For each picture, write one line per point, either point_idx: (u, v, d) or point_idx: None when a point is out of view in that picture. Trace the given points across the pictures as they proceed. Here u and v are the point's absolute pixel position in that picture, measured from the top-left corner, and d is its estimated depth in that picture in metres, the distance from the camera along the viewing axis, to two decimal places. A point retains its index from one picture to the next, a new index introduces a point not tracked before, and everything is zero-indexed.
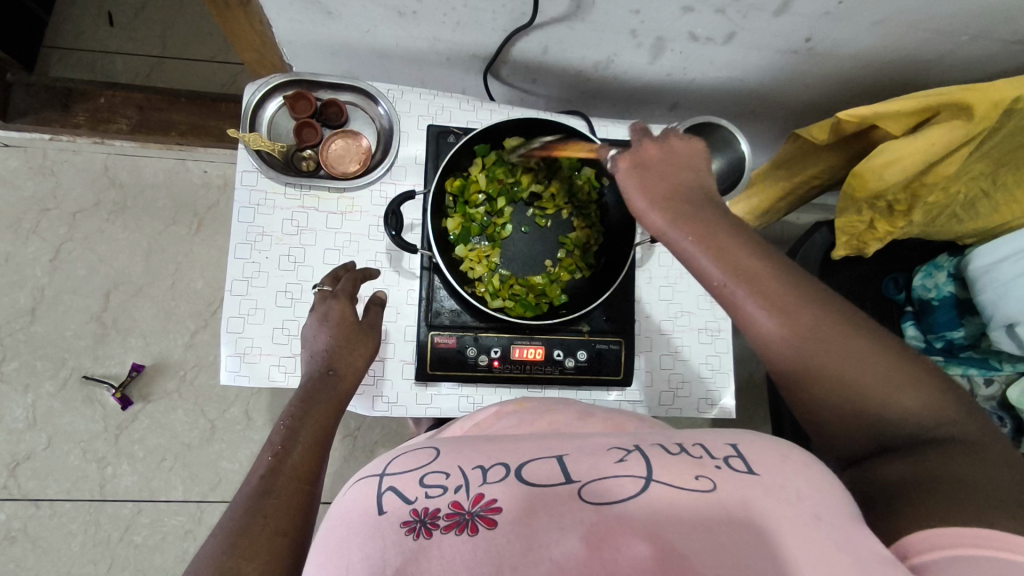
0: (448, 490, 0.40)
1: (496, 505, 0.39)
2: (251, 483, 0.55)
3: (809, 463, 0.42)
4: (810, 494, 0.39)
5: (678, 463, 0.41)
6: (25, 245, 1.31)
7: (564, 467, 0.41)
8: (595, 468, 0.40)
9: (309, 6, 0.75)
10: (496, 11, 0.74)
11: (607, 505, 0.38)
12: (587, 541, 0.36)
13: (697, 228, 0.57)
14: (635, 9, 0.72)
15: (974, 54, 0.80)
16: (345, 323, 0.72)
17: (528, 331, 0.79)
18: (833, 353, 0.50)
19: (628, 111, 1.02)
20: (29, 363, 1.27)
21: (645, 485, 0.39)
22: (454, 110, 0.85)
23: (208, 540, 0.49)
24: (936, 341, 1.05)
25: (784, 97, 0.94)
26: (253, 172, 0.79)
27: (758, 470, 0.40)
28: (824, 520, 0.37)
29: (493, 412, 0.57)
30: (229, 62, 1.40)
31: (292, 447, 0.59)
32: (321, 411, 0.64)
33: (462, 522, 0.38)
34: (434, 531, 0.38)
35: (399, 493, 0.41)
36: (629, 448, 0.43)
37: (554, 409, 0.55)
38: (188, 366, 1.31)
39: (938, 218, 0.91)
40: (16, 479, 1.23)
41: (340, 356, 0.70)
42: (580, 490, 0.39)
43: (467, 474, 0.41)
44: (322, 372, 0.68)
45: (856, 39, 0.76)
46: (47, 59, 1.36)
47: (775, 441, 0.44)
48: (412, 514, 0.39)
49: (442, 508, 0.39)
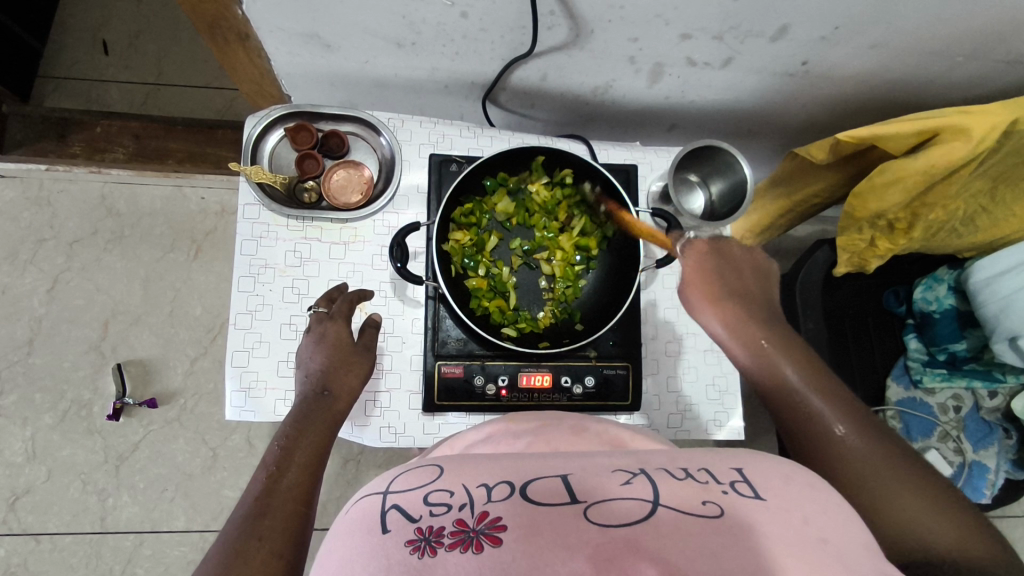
0: (453, 508, 0.39)
1: (501, 523, 0.37)
2: (245, 505, 0.54)
3: (813, 484, 0.40)
4: (817, 517, 0.37)
5: (684, 486, 0.39)
6: (22, 276, 1.30)
7: (568, 487, 0.39)
8: (598, 488, 0.39)
9: (308, 40, 0.75)
10: (495, 42, 0.74)
11: (613, 526, 0.36)
12: (593, 563, 0.34)
13: (750, 333, 0.65)
14: (633, 37, 0.72)
15: (971, 73, 0.80)
16: (342, 343, 0.72)
17: (535, 358, 0.79)
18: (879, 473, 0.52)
19: (626, 133, 1.02)
20: (27, 396, 1.26)
21: (651, 510, 0.37)
22: (455, 137, 0.85)
23: (199, 569, 0.48)
24: (938, 353, 1.05)
25: (782, 117, 0.94)
26: (255, 205, 0.79)
27: (765, 494, 0.38)
28: (829, 542, 0.35)
29: (490, 431, 0.56)
30: (224, 88, 1.40)
31: (290, 465, 0.59)
32: (317, 430, 0.64)
33: (466, 540, 0.36)
34: (438, 551, 0.36)
35: (403, 512, 0.39)
36: (635, 470, 0.41)
37: (550, 428, 0.54)
38: (189, 394, 1.30)
39: (939, 234, 0.91)
40: (16, 514, 1.22)
41: (334, 376, 0.70)
42: (585, 510, 0.38)
43: (472, 493, 0.40)
44: (317, 393, 0.67)
45: (853, 61, 0.77)
46: (41, 89, 1.36)
47: (778, 460, 0.43)
48: (417, 532, 0.37)
49: (446, 526, 0.37)
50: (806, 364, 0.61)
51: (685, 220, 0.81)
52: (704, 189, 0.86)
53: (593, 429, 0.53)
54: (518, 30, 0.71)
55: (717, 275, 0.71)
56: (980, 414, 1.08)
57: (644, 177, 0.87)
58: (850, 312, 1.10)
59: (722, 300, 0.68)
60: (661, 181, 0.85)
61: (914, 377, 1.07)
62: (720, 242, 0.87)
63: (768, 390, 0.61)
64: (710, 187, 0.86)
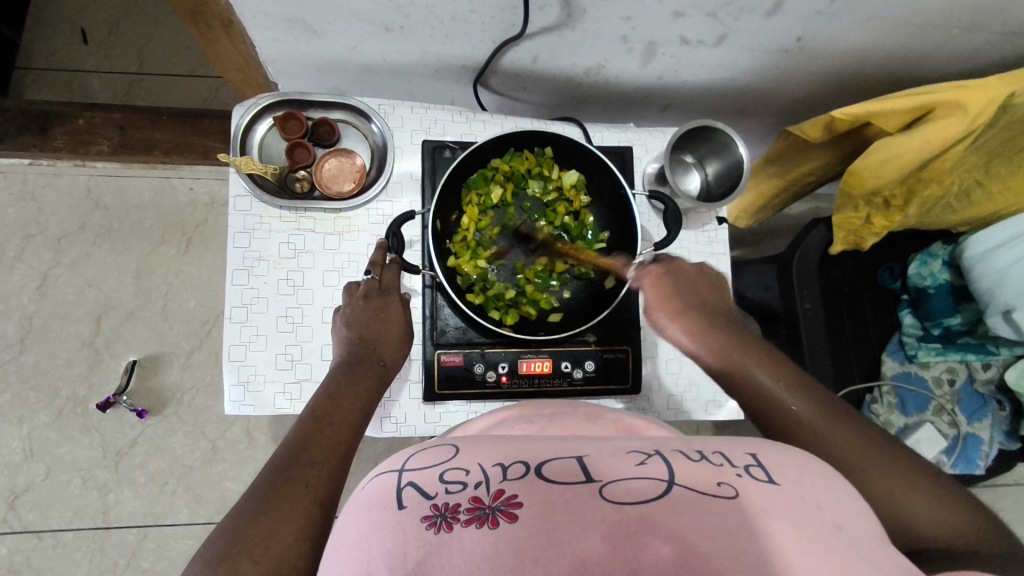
0: (468, 486, 0.38)
1: (516, 500, 0.37)
2: (285, 451, 0.57)
3: (827, 473, 0.41)
4: (831, 504, 0.37)
5: (699, 470, 0.39)
6: (11, 274, 1.28)
7: (584, 466, 0.39)
8: (614, 469, 0.39)
9: (294, 25, 0.73)
10: (485, 23, 0.73)
11: (628, 504, 0.36)
12: (609, 539, 0.34)
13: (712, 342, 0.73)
14: (626, 16, 0.71)
15: (967, 45, 0.79)
16: (353, 325, 0.72)
17: (535, 344, 0.79)
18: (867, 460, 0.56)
19: (619, 114, 1.01)
20: (22, 394, 1.25)
21: (667, 488, 0.37)
22: (447, 122, 0.84)
23: (241, 502, 0.52)
24: (934, 328, 1.05)
25: (777, 94, 0.93)
26: (245, 197, 0.78)
27: (779, 479, 0.38)
28: (844, 529, 0.36)
29: (499, 419, 0.54)
30: (209, 76, 1.37)
31: (328, 423, 0.61)
32: (354, 396, 0.65)
33: (482, 516, 0.36)
34: (454, 526, 0.36)
35: (419, 489, 0.39)
36: (648, 452, 0.41)
37: (565, 414, 0.53)
38: (186, 388, 1.29)
39: (933, 209, 0.91)
40: (16, 512, 1.22)
41: (385, 346, 0.72)
42: (600, 487, 0.37)
43: (488, 472, 0.40)
44: (373, 359, 0.70)
45: (848, 35, 0.76)
46: (20, 81, 1.33)
47: (791, 450, 0.43)
48: (432, 508, 0.37)
49: (462, 502, 0.37)
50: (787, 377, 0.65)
51: (681, 200, 0.80)
52: (700, 169, 0.86)
53: (600, 419, 0.53)
54: (507, 11, 0.70)
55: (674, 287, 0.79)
56: (974, 387, 1.10)
57: (639, 158, 0.86)
58: (846, 289, 1.10)
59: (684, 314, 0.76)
60: (656, 163, 0.84)
61: (909, 352, 1.07)
62: (715, 222, 0.86)
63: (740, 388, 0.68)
64: (706, 168, 0.85)
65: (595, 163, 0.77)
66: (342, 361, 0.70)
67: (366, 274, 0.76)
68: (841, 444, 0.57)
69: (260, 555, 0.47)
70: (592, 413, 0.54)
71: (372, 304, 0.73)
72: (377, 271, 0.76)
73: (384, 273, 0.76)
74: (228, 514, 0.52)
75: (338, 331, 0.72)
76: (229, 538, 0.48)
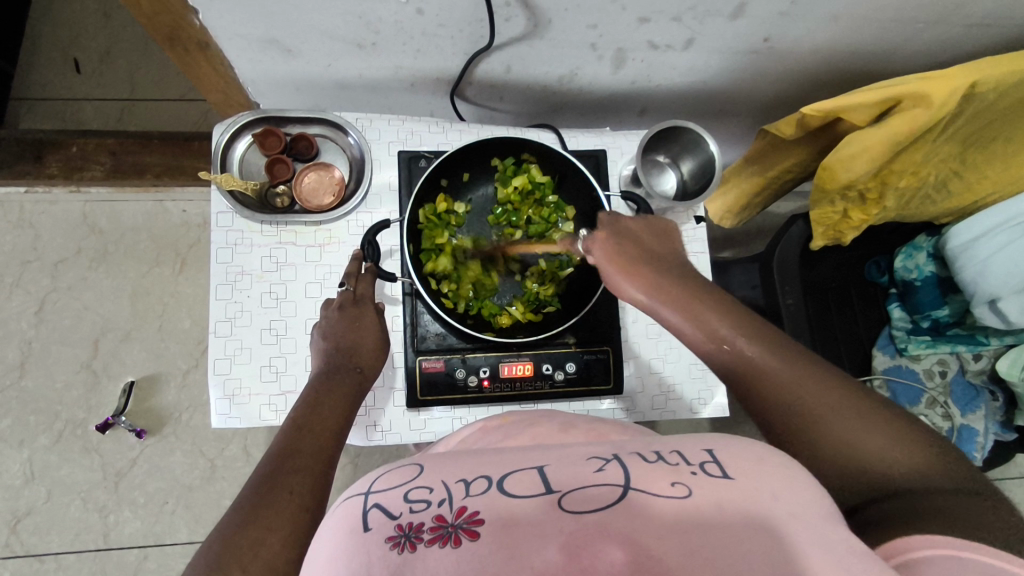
0: (432, 504, 0.38)
1: (479, 517, 0.37)
2: (267, 461, 0.58)
3: (785, 464, 0.40)
4: (785, 494, 0.37)
5: (656, 471, 0.39)
6: (9, 300, 1.31)
7: (545, 478, 0.39)
8: (574, 478, 0.39)
9: (268, 46, 0.75)
10: (454, 37, 0.75)
11: (588, 512, 0.36)
12: (565, 551, 0.34)
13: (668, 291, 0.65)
14: (591, 24, 0.72)
15: (934, 38, 0.80)
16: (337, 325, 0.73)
17: (516, 348, 0.79)
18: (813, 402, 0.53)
19: (597, 120, 1.03)
20: (22, 418, 1.27)
21: (623, 495, 0.37)
22: (425, 133, 0.85)
23: (228, 513, 0.53)
24: (922, 321, 1.06)
25: (751, 94, 0.95)
26: (227, 213, 0.79)
27: (734, 474, 0.38)
28: (799, 518, 0.36)
29: (478, 429, 0.55)
30: (199, 99, 1.40)
31: (308, 431, 0.62)
32: (334, 404, 0.66)
33: (445, 535, 0.36)
34: (418, 546, 0.35)
35: (385, 509, 0.38)
36: (607, 457, 0.41)
37: (540, 424, 0.53)
38: (184, 407, 1.30)
39: (912, 201, 0.91)
40: (18, 536, 1.23)
41: (362, 351, 0.73)
42: (559, 499, 0.37)
43: (450, 488, 0.39)
44: (350, 366, 0.71)
45: (813, 34, 0.77)
46: (16, 112, 1.36)
47: (752, 441, 0.42)
48: (396, 529, 0.37)
49: (425, 522, 0.37)
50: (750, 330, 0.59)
51: (656, 202, 0.81)
52: (675, 168, 0.87)
53: (576, 425, 0.53)
54: (475, 23, 0.71)
55: (632, 245, 0.71)
56: (966, 378, 1.09)
57: (615, 162, 0.87)
58: (832, 285, 1.11)
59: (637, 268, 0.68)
60: (631, 165, 0.85)
61: (898, 345, 1.07)
62: (693, 221, 0.86)
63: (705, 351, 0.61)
64: (681, 167, 0.86)
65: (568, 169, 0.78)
66: (326, 369, 0.71)
67: (341, 285, 0.76)
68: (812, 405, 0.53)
69: (246, 561, 0.48)
70: (564, 423, 0.53)
71: (346, 314, 0.74)
72: (350, 283, 0.77)
73: (357, 284, 0.77)
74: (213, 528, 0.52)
75: (316, 342, 0.73)
76: (213, 549, 0.49)
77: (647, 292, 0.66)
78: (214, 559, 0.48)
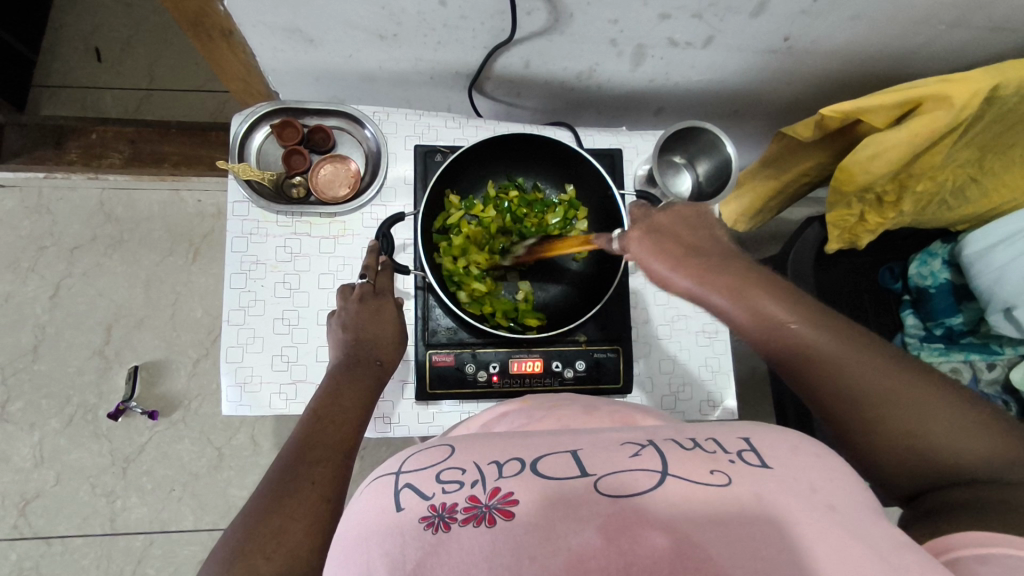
0: (465, 485, 0.38)
1: (513, 497, 0.36)
2: (287, 452, 0.58)
3: (823, 452, 0.39)
4: (825, 484, 0.36)
5: (692, 459, 0.38)
6: (25, 284, 1.32)
7: (578, 460, 0.38)
8: (608, 461, 0.38)
9: (291, 35, 0.76)
10: (476, 29, 0.75)
11: (623, 496, 0.35)
12: (604, 533, 0.33)
13: (726, 279, 0.53)
14: (612, 19, 0.73)
15: (956, 41, 0.80)
16: (360, 317, 0.73)
17: (526, 344, 0.79)
18: (911, 397, 0.49)
19: (613, 119, 1.03)
20: (34, 401, 1.28)
21: (660, 480, 0.36)
22: (441, 128, 0.86)
23: (249, 504, 0.53)
24: (936, 328, 1.05)
25: (769, 96, 0.94)
26: (244, 202, 0.80)
27: (772, 463, 0.37)
28: (838, 510, 0.34)
29: (502, 413, 0.53)
30: (217, 91, 1.41)
31: (330, 422, 0.62)
32: (354, 396, 0.66)
33: (478, 514, 0.36)
34: (452, 525, 0.35)
35: (417, 490, 0.38)
36: (642, 442, 0.40)
37: (562, 406, 0.52)
38: (193, 395, 1.31)
39: (929, 206, 0.91)
40: (27, 519, 1.23)
41: (382, 344, 0.73)
42: (595, 482, 0.36)
43: (483, 470, 0.39)
44: (371, 361, 0.71)
45: (833, 34, 0.77)
46: (37, 98, 1.38)
47: (788, 431, 0.41)
48: (429, 508, 0.36)
49: (459, 501, 0.36)
50: (814, 313, 0.52)
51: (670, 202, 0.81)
52: (690, 170, 0.86)
53: (605, 409, 0.52)
54: (497, 16, 0.72)
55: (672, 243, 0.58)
56: (980, 388, 1.04)
57: (630, 161, 0.87)
58: (846, 289, 1.11)
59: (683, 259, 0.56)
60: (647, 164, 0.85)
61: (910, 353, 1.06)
62: None
63: (766, 344, 0.53)
64: (697, 168, 0.86)
65: (580, 165, 0.78)
66: (347, 359, 0.70)
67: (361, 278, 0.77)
68: (864, 388, 0.50)
69: (270, 551, 0.48)
70: (587, 404, 0.53)
71: (367, 306, 0.75)
72: (370, 275, 0.77)
73: (378, 278, 0.77)
74: (236, 517, 0.52)
75: (334, 333, 0.73)
76: (235, 539, 0.49)
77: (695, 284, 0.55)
78: (239, 545, 0.49)
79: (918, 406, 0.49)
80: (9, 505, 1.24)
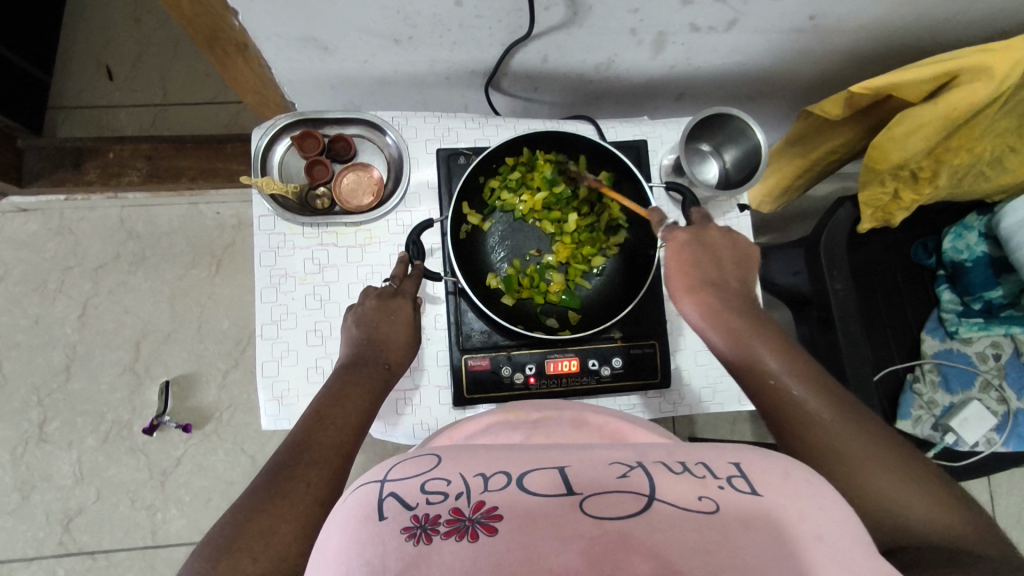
0: (449, 497, 0.36)
1: (496, 513, 0.35)
2: (283, 450, 0.58)
3: (811, 479, 0.37)
4: (814, 514, 0.34)
5: (682, 481, 0.37)
6: (53, 305, 1.33)
7: (566, 480, 0.37)
8: (596, 480, 0.37)
9: (305, 44, 0.75)
10: (492, 27, 0.74)
11: (607, 519, 0.34)
12: (587, 556, 0.33)
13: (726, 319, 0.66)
14: (632, 9, 0.71)
15: (991, 9, 0.77)
16: (378, 320, 0.73)
17: (561, 343, 0.78)
18: (880, 463, 0.53)
19: (632, 108, 1.01)
20: (70, 420, 1.29)
21: (647, 503, 0.35)
22: (461, 129, 0.84)
23: (243, 497, 0.53)
24: (974, 302, 1.02)
25: (794, 75, 0.92)
26: (269, 216, 0.79)
27: (762, 491, 0.36)
28: (826, 541, 0.33)
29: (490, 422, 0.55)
30: (229, 101, 1.41)
31: (331, 425, 0.62)
32: (358, 398, 0.66)
33: (461, 529, 0.34)
34: (433, 538, 0.34)
35: (400, 499, 0.37)
36: (631, 462, 0.39)
37: (551, 422, 0.53)
38: (224, 406, 1.32)
39: (965, 179, 0.88)
40: (71, 535, 1.26)
41: (389, 348, 0.73)
42: (581, 501, 0.35)
43: (469, 482, 0.38)
44: (379, 364, 0.71)
45: (860, 10, 0.74)
46: (53, 119, 1.38)
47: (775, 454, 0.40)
48: (412, 520, 0.35)
49: (442, 514, 0.35)
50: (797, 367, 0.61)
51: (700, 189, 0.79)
52: (716, 157, 0.85)
53: (594, 424, 0.53)
54: (515, 13, 0.70)
55: (701, 261, 0.71)
56: None
57: (655, 151, 0.85)
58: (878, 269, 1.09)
59: (701, 287, 0.69)
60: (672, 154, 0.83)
61: (949, 329, 1.03)
62: (736, 210, 0.84)
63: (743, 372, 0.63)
64: (722, 156, 0.85)
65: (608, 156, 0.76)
66: (348, 361, 0.70)
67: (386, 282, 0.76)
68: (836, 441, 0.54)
69: (258, 551, 0.48)
70: (574, 418, 0.54)
71: (380, 304, 0.74)
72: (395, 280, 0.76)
73: (403, 283, 0.76)
74: (226, 511, 0.52)
75: (349, 329, 0.73)
76: (228, 535, 0.49)
77: (699, 311, 0.68)
78: (228, 542, 0.48)
79: (893, 475, 0.52)
80: (53, 522, 1.26)
